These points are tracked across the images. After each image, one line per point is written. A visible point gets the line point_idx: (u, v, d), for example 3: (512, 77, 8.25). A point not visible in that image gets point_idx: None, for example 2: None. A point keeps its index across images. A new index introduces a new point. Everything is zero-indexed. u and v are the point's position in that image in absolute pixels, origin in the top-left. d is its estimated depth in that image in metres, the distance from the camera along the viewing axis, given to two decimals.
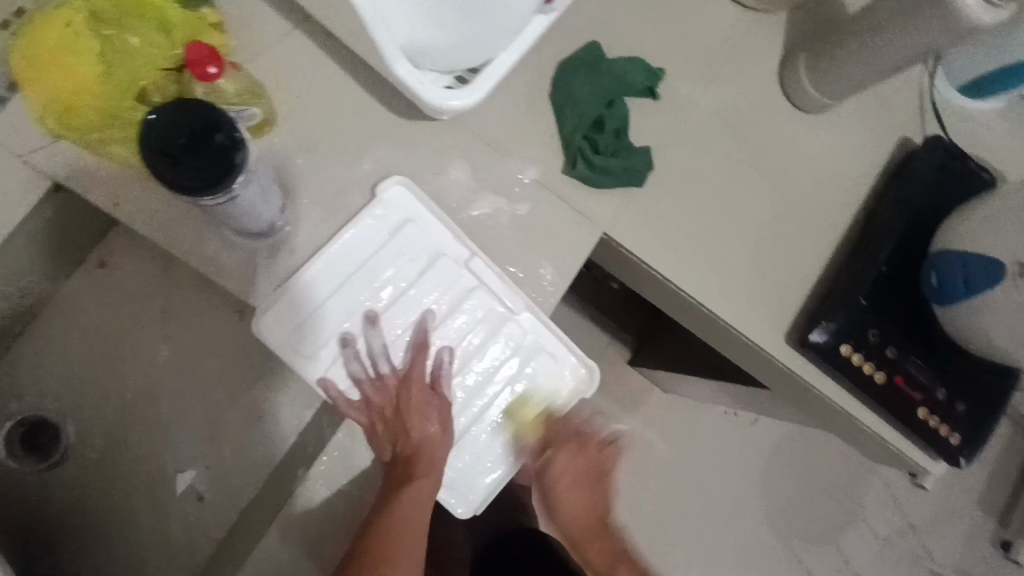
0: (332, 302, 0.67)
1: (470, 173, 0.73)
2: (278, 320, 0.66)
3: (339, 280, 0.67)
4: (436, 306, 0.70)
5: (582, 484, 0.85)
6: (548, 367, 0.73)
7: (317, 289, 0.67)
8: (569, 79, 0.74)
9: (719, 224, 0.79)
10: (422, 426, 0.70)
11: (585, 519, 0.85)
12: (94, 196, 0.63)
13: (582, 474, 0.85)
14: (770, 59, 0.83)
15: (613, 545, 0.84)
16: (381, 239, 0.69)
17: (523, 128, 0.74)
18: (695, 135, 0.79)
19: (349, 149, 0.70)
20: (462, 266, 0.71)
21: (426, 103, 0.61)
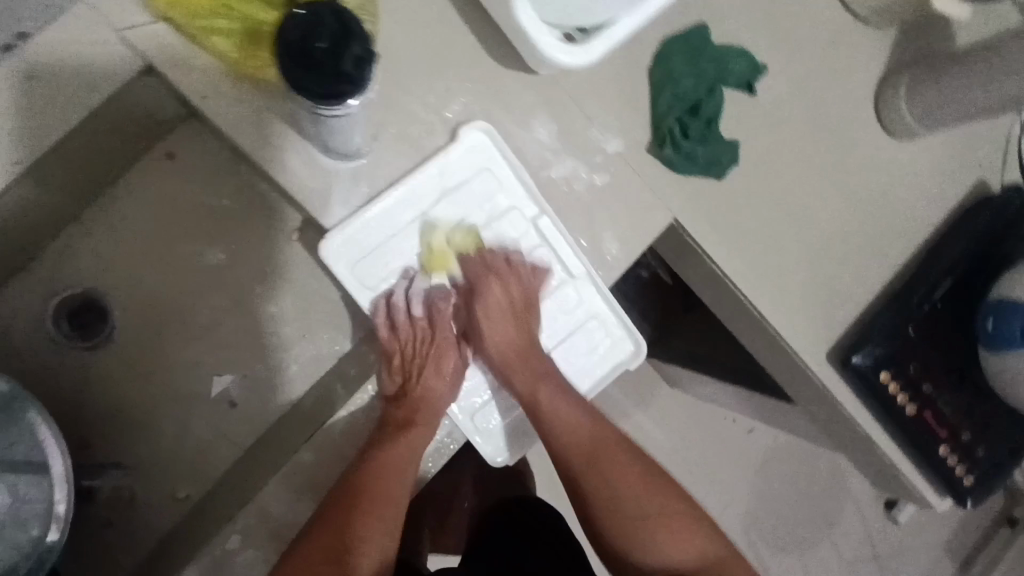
0: (399, 237, 0.68)
1: (555, 133, 0.72)
2: (345, 245, 0.66)
3: (408, 218, 0.68)
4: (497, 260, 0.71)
5: (514, 317, 0.72)
6: (598, 334, 0.74)
7: (387, 220, 0.67)
8: (673, 57, 0.73)
9: (786, 231, 0.79)
10: (436, 374, 0.72)
11: (506, 346, 0.72)
12: (186, 86, 0.63)
13: (515, 309, 0.71)
14: (870, 75, 0.81)
15: (535, 366, 0.71)
16: (456, 182, 0.69)
17: (617, 98, 0.73)
18: (782, 138, 0.78)
19: (442, 86, 0.69)
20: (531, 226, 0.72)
21: (540, 54, 0.60)
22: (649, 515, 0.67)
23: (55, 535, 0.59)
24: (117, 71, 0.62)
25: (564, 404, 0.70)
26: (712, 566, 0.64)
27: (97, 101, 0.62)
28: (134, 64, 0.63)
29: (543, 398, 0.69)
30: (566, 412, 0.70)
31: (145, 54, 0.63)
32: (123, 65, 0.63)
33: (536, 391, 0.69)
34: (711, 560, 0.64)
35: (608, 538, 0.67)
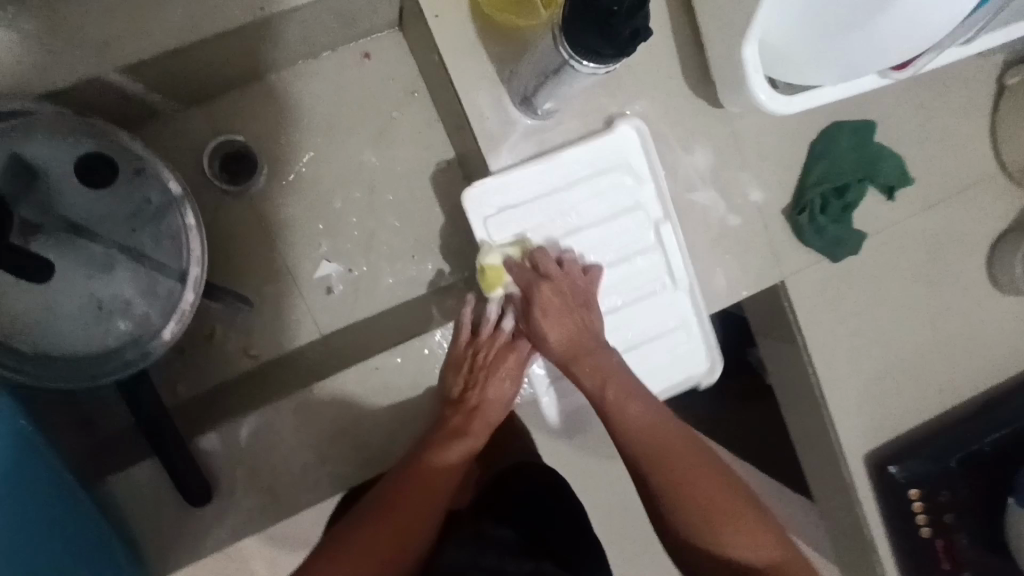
0: (532, 205, 0.71)
1: (710, 165, 0.77)
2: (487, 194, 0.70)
3: (544, 192, 0.71)
4: (609, 252, 0.73)
5: (565, 314, 0.69)
6: (677, 342, 0.76)
7: (529, 184, 0.71)
8: (839, 140, 0.78)
9: (872, 331, 0.83)
10: (498, 386, 0.72)
11: (566, 346, 0.69)
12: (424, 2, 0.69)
13: (574, 305, 0.69)
14: (997, 224, 0.86)
15: (603, 360, 0.68)
16: (598, 168, 0.73)
17: (774, 155, 0.78)
18: (898, 248, 0.83)
19: (633, 86, 0.74)
20: (647, 227, 0.74)
21: (746, 89, 0.65)
22: (704, 502, 0.63)
23: (158, 342, 0.66)
24: None
25: (632, 406, 0.67)
26: (782, 560, 0.62)
27: None
28: None
29: (612, 391, 0.67)
30: (634, 405, 0.67)
31: None
32: None
33: (604, 387, 0.67)
34: (783, 553, 0.63)
35: (676, 540, 0.64)
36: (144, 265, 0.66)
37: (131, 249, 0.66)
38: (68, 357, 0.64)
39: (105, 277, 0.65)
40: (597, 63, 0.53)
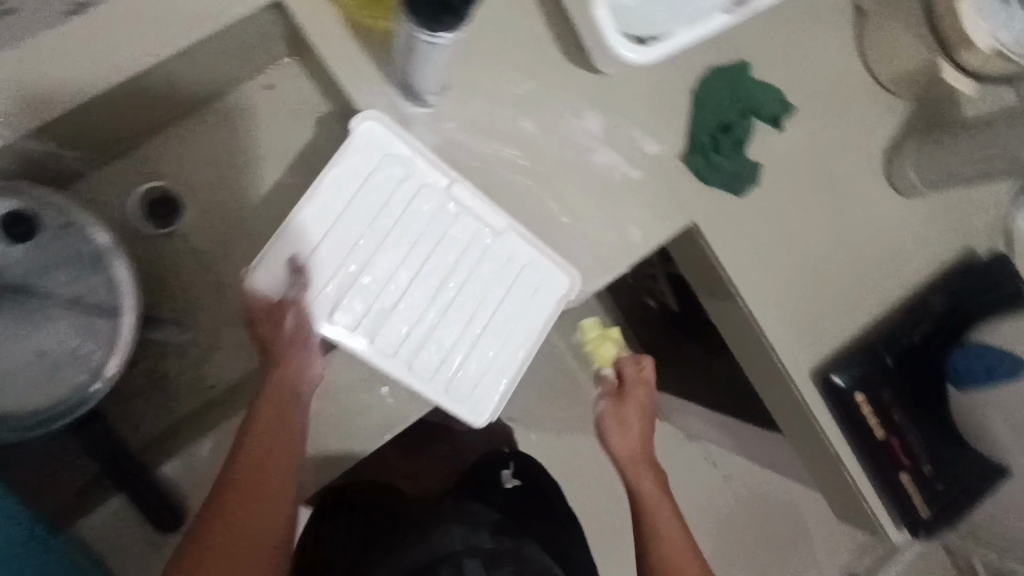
0: (325, 250, 0.71)
1: (604, 127, 0.82)
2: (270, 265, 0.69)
3: (357, 223, 0.72)
4: (424, 241, 0.75)
5: (638, 422, 0.88)
6: (531, 278, 0.79)
7: (311, 227, 0.70)
8: (718, 83, 0.84)
9: (789, 254, 0.88)
10: (302, 359, 0.69)
11: (636, 451, 0.87)
12: (305, 20, 0.73)
13: (647, 413, 0.89)
14: (885, 135, 0.91)
15: (649, 440, 0.89)
16: (366, 176, 0.73)
17: (661, 107, 0.84)
18: (797, 173, 0.88)
19: (515, 67, 0.79)
20: (399, 204, 0.74)
21: (608, 49, 0.71)
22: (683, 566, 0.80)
23: (100, 389, 0.68)
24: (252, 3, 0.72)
25: (652, 483, 0.86)
26: None
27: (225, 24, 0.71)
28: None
29: (638, 467, 0.87)
30: (654, 483, 0.86)
31: None
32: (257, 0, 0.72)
33: (649, 496, 0.85)
34: None
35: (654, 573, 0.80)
36: (81, 309, 0.70)
37: (68, 299, 0.70)
38: (19, 415, 0.66)
39: (47, 329, 0.69)
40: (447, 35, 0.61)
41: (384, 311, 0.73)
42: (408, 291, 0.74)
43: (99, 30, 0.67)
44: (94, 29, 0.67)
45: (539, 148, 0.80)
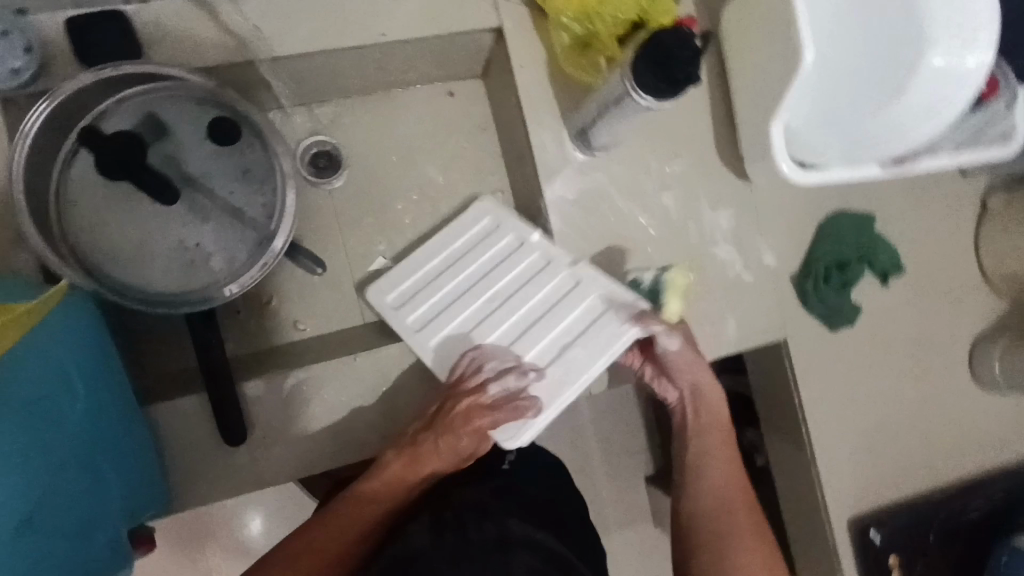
0: (411, 304, 0.82)
1: (733, 226, 0.88)
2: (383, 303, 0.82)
3: (438, 312, 0.81)
4: (494, 276, 0.83)
5: (702, 413, 0.83)
6: (592, 292, 0.80)
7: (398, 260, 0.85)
8: (845, 223, 0.90)
9: (861, 400, 0.91)
10: (455, 448, 0.72)
11: (700, 437, 0.82)
12: (511, 50, 0.81)
13: (710, 400, 0.83)
14: (978, 323, 0.95)
15: (713, 434, 0.82)
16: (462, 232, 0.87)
17: (787, 227, 0.90)
18: (890, 329, 0.92)
19: (674, 148, 0.86)
20: (445, 232, 0.88)
21: (774, 158, 0.73)
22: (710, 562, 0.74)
23: (217, 298, 0.74)
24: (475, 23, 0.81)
25: (712, 478, 0.79)
26: None
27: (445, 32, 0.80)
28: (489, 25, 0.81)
29: (699, 457, 0.81)
30: (714, 475, 0.79)
31: (502, 21, 0.81)
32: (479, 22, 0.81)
33: (715, 511, 0.77)
34: None
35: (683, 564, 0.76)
36: (235, 219, 0.76)
37: (227, 207, 0.76)
38: (147, 289, 0.73)
39: (199, 225, 0.75)
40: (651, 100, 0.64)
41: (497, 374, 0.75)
42: (512, 358, 0.78)
43: (344, 6, 0.77)
44: (340, 1, 0.77)
45: (672, 224, 0.86)
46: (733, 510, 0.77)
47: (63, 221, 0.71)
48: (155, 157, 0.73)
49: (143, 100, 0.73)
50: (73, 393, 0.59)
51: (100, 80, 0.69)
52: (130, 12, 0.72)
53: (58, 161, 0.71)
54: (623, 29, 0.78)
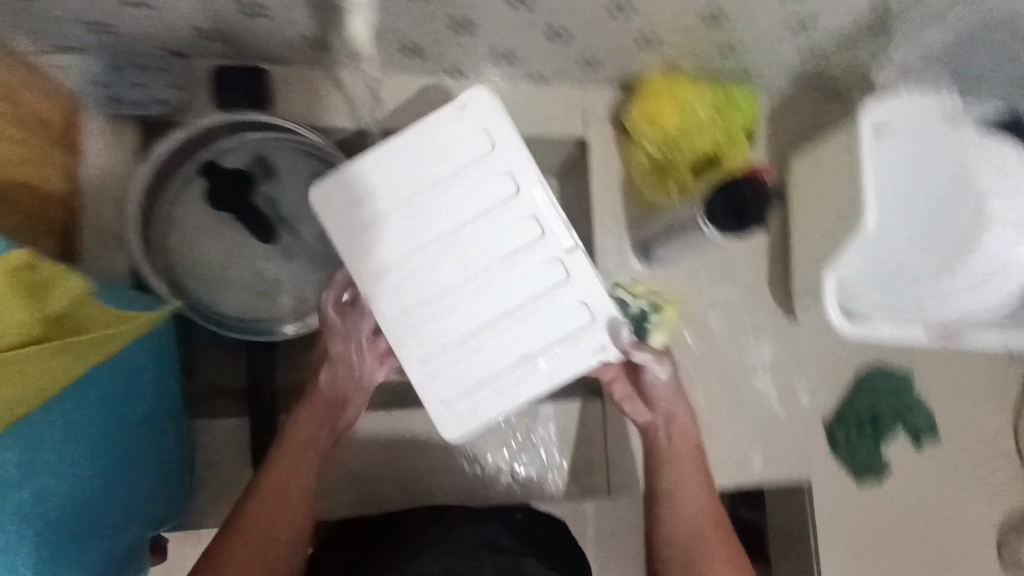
0: (373, 209, 0.68)
1: (773, 358, 0.90)
2: (332, 206, 0.69)
3: (408, 243, 0.68)
4: (468, 217, 0.68)
5: (701, 479, 0.75)
6: (570, 296, 0.70)
7: (374, 167, 0.68)
8: (885, 378, 0.90)
9: (882, 564, 0.88)
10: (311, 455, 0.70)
11: (696, 511, 0.73)
12: (591, 161, 0.89)
13: (700, 462, 0.76)
14: (1014, 508, 0.92)
15: (709, 500, 0.74)
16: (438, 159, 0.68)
17: (827, 370, 0.91)
18: (921, 495, 0.90)
19: (728, 274, 0.90)
20: (427, 125, 0.68)
21: (825, 310, 0.77)
22: None
23: (278, 333, 0.79)
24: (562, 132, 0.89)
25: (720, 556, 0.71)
26: None
27: (534, 135, 0.88)
28: (574, 135, 0.89)
29: (694, 522, 0.73)
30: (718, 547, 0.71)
31: (587, 134, 0.89)
32: (567, 131, 0.89)
33: None
34: None
35: None
36: (317, 264, 0.82)
37: (312, 252, 0.82)
38: (218, 311, 0.79)
39: (278, 263, 0.81)
40: (713, 231, 0.69)
41: (449, 339, 0.69)
42: (475, 323, 0.69)
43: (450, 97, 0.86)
44: (447, 92, 0.86)
45: (713, 346, 0.89)
46: (697, 540, 0.71)
47: (161, 237, 0.78)
48: (259, 198, 0.81)
49: (260, 144, 0.81)
50: (154, 395, 0.62)
51: (228, 123, 0.78)
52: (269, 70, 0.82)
53: (171, 185, 0.79)
54: (698, 160, 0.84)
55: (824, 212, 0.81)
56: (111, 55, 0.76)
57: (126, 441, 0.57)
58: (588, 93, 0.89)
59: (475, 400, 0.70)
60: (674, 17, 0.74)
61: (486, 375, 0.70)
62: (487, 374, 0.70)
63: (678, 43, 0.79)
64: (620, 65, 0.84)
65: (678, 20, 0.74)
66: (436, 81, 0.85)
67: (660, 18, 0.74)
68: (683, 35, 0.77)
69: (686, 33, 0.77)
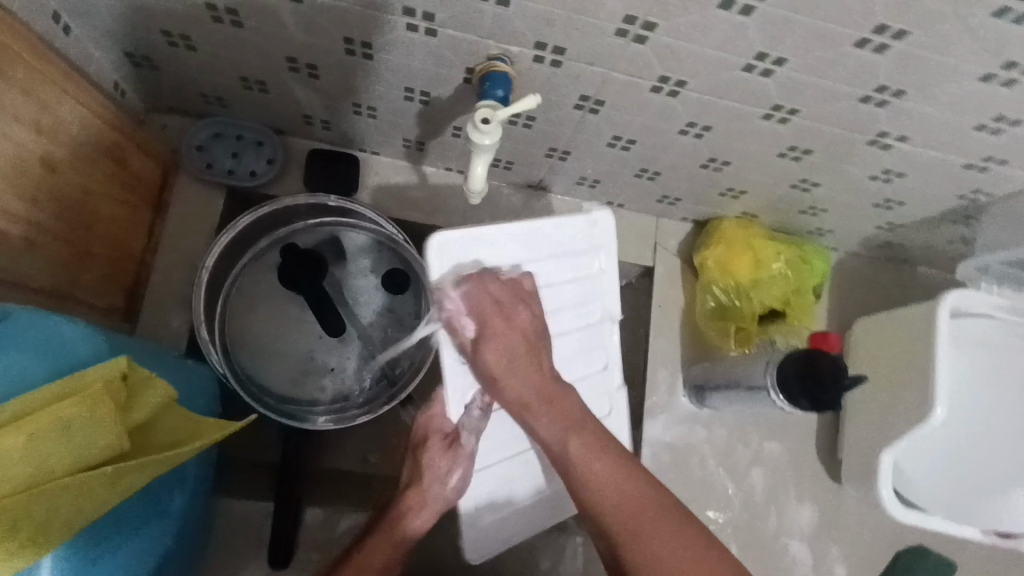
0: (483, 281, 0.63)
1: (813, 524, 0.86)
2: (448, 260, 0.61)
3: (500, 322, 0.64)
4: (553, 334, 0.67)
5: (550, 398, 0.57)
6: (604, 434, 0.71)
7: (490, 247, 0.63)
8: (925, 564, 0.86)
9: None
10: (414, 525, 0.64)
11: (559, 450, 0.56)
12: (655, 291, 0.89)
13: (528, 352, 0.58)
14: None
15: (591, 461, 0.54)
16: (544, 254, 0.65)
17: (867, 545, 0.87)
18: None
19: (777, 428, 0.88)
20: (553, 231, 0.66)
21: (881, 496, 0.76)
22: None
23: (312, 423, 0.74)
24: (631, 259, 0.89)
25: (654, 551, 0.50)
26: None
27: None
28: (643, 264, 0.89)
29: (636, 521, 0.51)
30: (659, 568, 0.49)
31: (656, 265, 0.89)
32: (636, 260, 0.89)
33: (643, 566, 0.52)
34: None
35: None
36: (364, 351, 0.79)
37: (363, 339, 0.79)
38: (265, 389, 0.76)
39: (332, 346, 0.79)
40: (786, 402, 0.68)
41: (496, 439, 0.66)
42: (522, 429, 0.67)
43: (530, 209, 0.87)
44: (527, 204, 0.87)
45: (753, 502, 0.85)
46: (641, 512, 0.51)
47: (226, 305, 0.77)
48: (326, 279, 0.79)
49: (335, 226, 0.80)
50: (195, 476, 0.60)
51: (311, 204, 0.77)
52: (360, 157, 0.84)
53: (246, 257, 0.78)
54: (763, 311, 0.84)
55: (890, 389, 0.78)
56: (216, 123, 0.79)
57: (164, 532, 0.55)
58: (661, 224, 0.90)
59: (483, 501, 0.66)
60: (765, 178, 0.75)
61: (505, 486, 0.67)
62: (509, 478, 0.67)
63: (762, 198, 0.80)
64: (699, 206, 0.85)
65: (768, 181, 0.75)
66: (518, 192, 0.86)
67: (752, 177, 0.75)
68: (769, 193, 0.78)
69: (772, 193, 0.78)
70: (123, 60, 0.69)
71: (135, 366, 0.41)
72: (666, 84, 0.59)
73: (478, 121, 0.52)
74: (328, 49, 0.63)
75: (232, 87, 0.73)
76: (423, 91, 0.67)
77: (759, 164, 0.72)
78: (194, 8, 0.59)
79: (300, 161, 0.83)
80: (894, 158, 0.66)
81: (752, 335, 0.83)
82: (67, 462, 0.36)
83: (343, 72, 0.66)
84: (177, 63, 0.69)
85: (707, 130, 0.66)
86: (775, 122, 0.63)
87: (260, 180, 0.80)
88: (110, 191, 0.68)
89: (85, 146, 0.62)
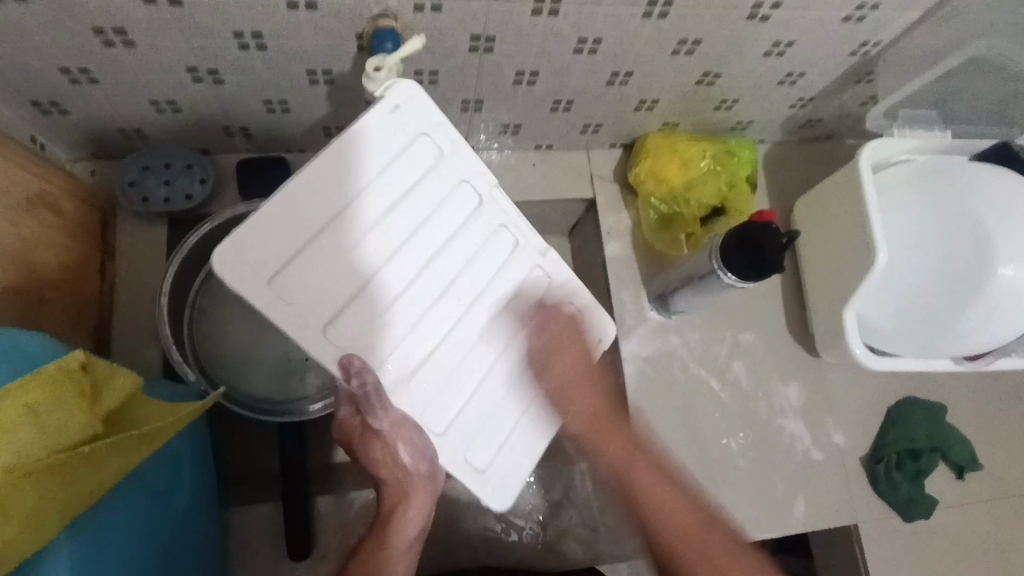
0: (312, 252, 0.54)
1: (801, 400, 0.89)
2: (257, 262, 0.51)
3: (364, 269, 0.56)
4: (445, 262, 0.61)
5: (585, 372, 0.67)
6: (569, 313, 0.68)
7: (319, 199, 0.54)
8: (915, 410, 0.89)
9: None
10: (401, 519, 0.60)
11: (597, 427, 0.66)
12: (602, 218, 0.91)
13: (584, 357, 0.68)
14: None
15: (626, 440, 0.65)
16: (390, 180, 0.58)
17: (857, 406, 0.90)
18: (966, 526, 0.88)
19: (746, 318, 0.91)
20: (364, 148, 0.57)
21: (855, 354, 0.79)
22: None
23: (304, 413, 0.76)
24: (572, 195, 0.92)
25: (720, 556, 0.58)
26: None
27: (546, 198, 0.91)
28: (585, 197, 0.92)
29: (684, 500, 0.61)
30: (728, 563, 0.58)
31: (597, 194, 0.92)
32: (577, 195, 0.92)
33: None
34: None
35: None
36: None
37: None
38: (249, 396, 0.77)
39: None
40: (736, 279, 0.72)
41: (425, 406, 0.60)
42: (453, 370, 0.62)
43: None
44: None
45: (740, 392, 0.88)
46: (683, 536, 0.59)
47: (192, 325, 0.78)
48: None
49: None
50: (194, 480, 0.61)
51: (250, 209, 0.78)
52: (289, 158, 0.86)
53: (200, 275, 0.79)
54: (706, 210, 0.87)
55: (836, 253, 0.82)
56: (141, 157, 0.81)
57: (173, 532, 0.57)
58: (592, 155, 0.93)
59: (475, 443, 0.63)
60: (669, 81, 0.78)
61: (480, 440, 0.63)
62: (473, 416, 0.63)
63: (674, 103, 0.83)
64: (621, 128, 0.88)
65: (674, 83, 0.79)
66: None
67: (657, 83, 0.78)
68: (679, 95, 0.81)
69: (681, 94, 0.81)
70: (32, 110, 0.71)
71: (95, 359, 0.43)
72: (544, 3, 0.62)
73: (370, 70, 0.58)
74: (224, 49, 0.65)
75: (146, 114, 0.74)
76: (324, 71, 0.69)
77: (659, 67, 0.75)
78: (84, 37, 0.61)
79: (232, 175, 0.85)
80: (778, 27, 0.70)
81: (701, 236, 0.87)
82: (42, 444, 0.39)
83: (244, 70, 0.68)
84: (85, 100, 0.71)
85: (599, 42, 0.69)
86: (656, 18, 0.66)
87: (197, 202, 0.81)
88: (52, 237, 0.69)
89: (14, 195, 0.64)
